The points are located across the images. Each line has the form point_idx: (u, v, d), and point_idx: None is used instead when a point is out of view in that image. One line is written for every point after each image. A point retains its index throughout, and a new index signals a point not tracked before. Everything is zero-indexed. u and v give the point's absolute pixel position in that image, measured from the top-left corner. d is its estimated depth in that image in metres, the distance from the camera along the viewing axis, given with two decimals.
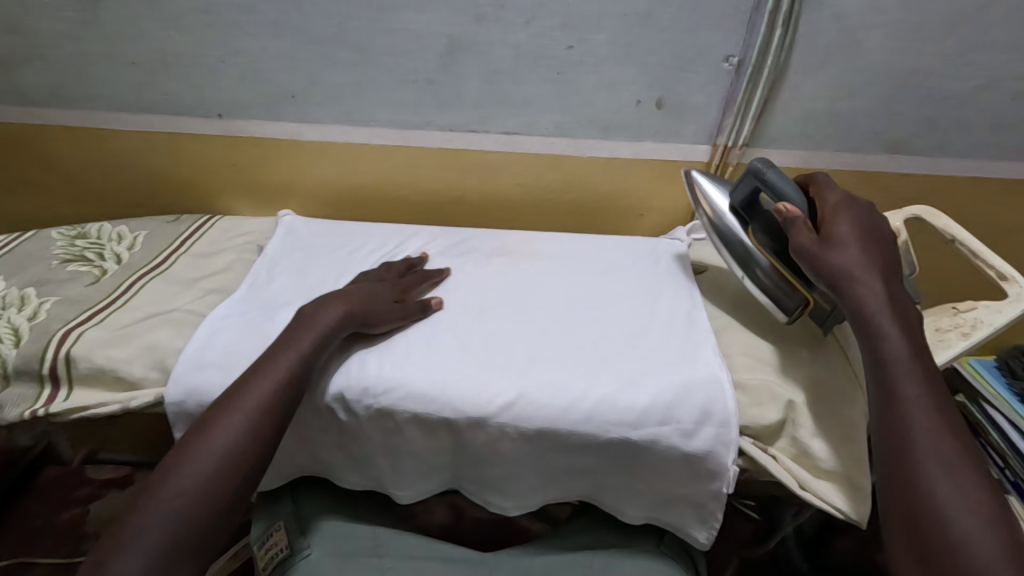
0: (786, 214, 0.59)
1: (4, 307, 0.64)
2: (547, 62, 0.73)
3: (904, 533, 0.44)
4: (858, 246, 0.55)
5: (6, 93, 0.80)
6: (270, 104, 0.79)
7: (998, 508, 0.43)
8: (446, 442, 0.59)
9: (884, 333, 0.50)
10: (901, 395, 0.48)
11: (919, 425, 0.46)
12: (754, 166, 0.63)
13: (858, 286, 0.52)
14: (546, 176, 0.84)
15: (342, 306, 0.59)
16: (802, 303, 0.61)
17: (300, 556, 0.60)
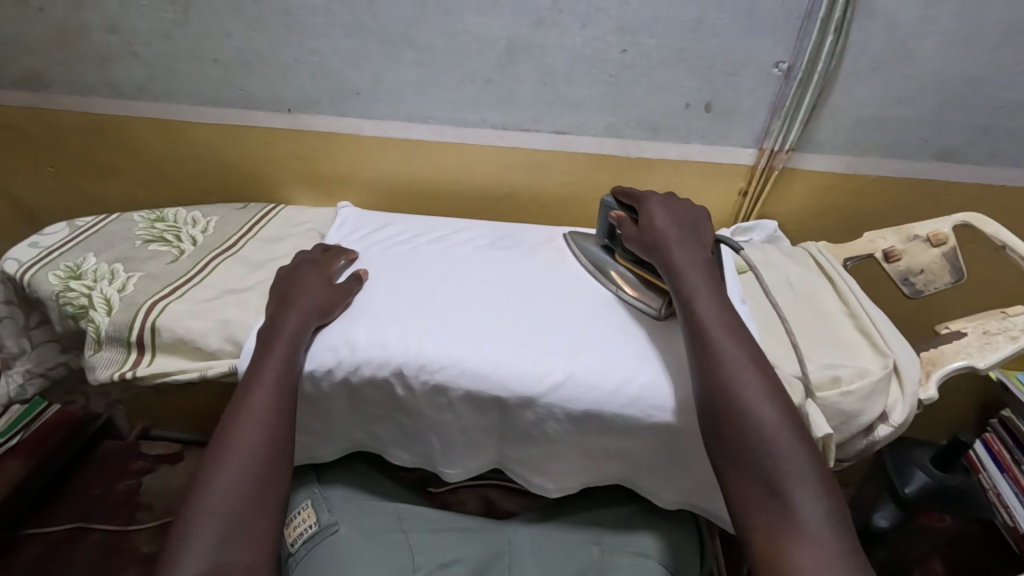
0: (621, 219, 0.71)
1: (96, 280, 0.71)
2: (600, 65, 0.76)
3: (741, 470, 0.49)
4: (673, 223, 0.67)
5: (99, 86, 0.87)
6: (336, 101, 0.84)
7: (786, 397, 0.52)
8: (495, 420, 0.62)
9: (689, 281, 0.60)
10: (728, 352, 0.54)
11: (726, 344, 0.55)
12: (604, 199, 0.74)
13: (671, 249, 0.63)
14: (593, 175, 0.87)
15: (298, 309, 0.63)
16: (662, 296, 0.65)
17: (329, 530, 0.62)
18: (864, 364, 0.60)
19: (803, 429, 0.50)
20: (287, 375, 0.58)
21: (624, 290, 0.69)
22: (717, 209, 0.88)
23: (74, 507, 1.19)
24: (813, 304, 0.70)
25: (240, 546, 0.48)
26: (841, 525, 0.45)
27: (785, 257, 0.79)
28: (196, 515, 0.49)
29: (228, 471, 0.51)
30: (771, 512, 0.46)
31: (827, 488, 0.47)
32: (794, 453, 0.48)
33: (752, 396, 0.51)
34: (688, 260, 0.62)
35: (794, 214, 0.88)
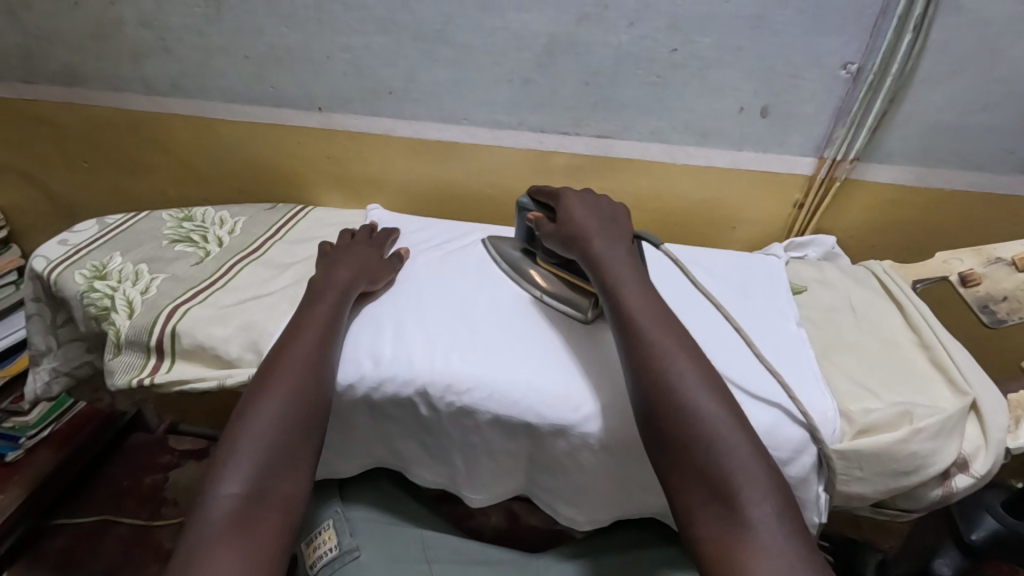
0: (537, 220, 0.65)
1: (120, 281, 0.70)
2: (647, 65, 0.71)
3: (683, 472, 0.45)
4: (592, 216, 0.62)
5: (132, 81, 0.86)
6: (368, 99, 0.80)
7: (729, 393, 0.48)
8: (524, 445, 0.58)
9: (617, 276, 0.56)
10: (653, 346, 0.51)
11: (658, 339, 0.51)
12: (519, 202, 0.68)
13: (590, 245, 0.59)
14: (635, 183, 0.82)
15: (349, 270, 0.65)
16: (589, 297, 0.62)
17: (350, 556, 0.59)
18: (941, 405, 0.54)
19: (748, 426, 0.46)
20: (333, 325, 0.58)
21: (548, 294, 0.65)
22: (770, 221, 0.82)
23: (103, 501, 1.21)
24: (876, 329, 0.64)
25: (282, 473, 0.48)
26: (795, 526, 0.41)
27: (846, 275, 0.73)
28: (241, 437, 0.48)
29: (274, 401, 0.51)
30: (715, 517, 0.42)
31: (778, 485, 0.43)
32: (737, 449, 0.44)
33: (694, 395, 0.47)
34: (613, 255, 0.58)
35: (856, 230, 0.81)
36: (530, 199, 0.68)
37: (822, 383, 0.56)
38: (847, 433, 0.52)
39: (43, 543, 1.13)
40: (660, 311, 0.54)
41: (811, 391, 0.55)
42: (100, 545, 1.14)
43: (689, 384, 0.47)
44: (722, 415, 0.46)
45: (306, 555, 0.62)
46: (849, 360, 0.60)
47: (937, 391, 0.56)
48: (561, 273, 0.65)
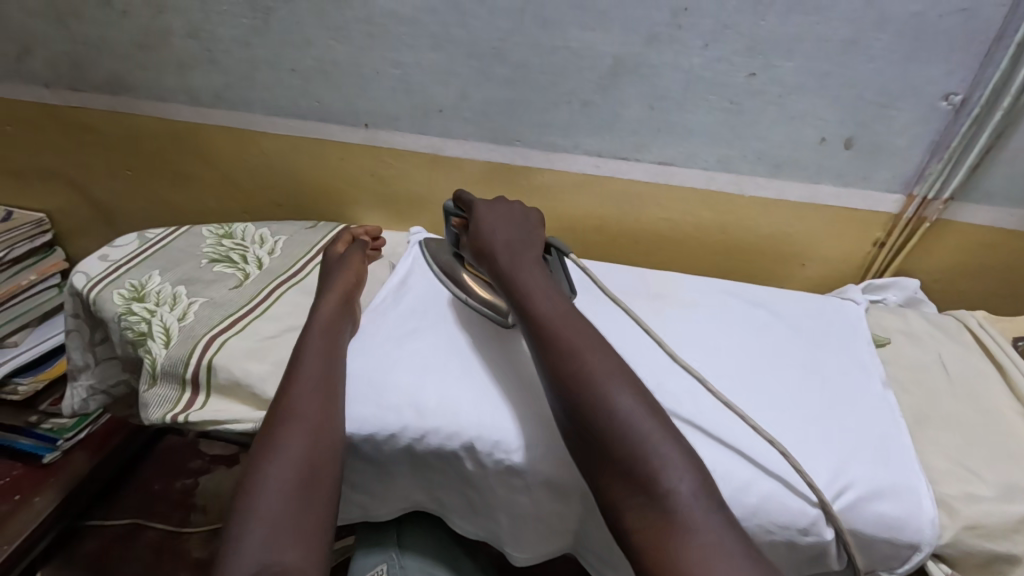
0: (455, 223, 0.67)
1: (157, 305, 0.68)
2: (721, 90, 0.65)
3: (608, 469, 0.43)
4: (499, 218, 0.62)
5: (176, 92, 0.84)
6: (417, 117, 0.77)
7: (638, 379, 0.48)
8: (575, 507, 0.54)
9: (527, 277, 0.55)
10: (562, 344, 0.49)
11: (567, 335, 0.49)
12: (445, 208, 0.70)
13: (496, 253, 0.58)
14: (697, 214, 0.76)
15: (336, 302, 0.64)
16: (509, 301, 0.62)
17: None
18: None
19: (659, 411, 0.46)
20: (334, 367, 0.56)
21: (473, 296, 0.65)
22: (843, 261, 0.75)
23: (134, 504, 1.21)
24: (976, 400, 0.57)
25: (288, 541, 0.43)
26: (715, 504, 0.41)
27: (933, 327, 0.66)
28: (242, 511, 0.45)
29: (273, 468, 0.48)
30: (638, 507, 0.41)
31: (693, 464, 0.43)
32: (653, 434, 0.43)
33: (604, 387, 0.45)
34: (522, 257, 0.57)
35: (943, 274, 0.73)
36: (452, 203, 0.69)
37: (916, 463, 0.50)
38: (948, 528, 0.47)
39: (75, 545, 1.14)
40: (567, 307, 0.53)
41: (901, 469, 0.49)
42: (131, 551, 1.13)
43: (598, 376, 0.46)
44: (635, 402, 0.45)
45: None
46: (944, 433, 0.54)
47: None
48: (486, 278, 0.65)
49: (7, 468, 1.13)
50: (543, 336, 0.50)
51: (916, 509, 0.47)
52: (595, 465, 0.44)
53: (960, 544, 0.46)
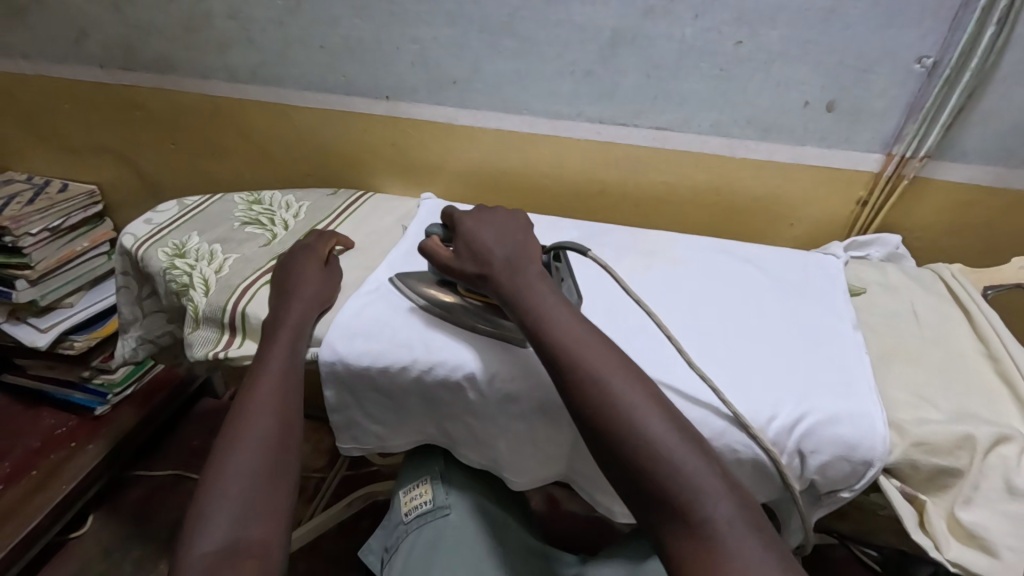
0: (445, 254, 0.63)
1: (196, 260, 0.76)
2: (711, 58, 0.71)
3: (646, 494, 0.44)
4: (497, 241, 0.61)
5: (218, 70, 0.93)
6: (433, 89, 0.84)
7: (669, 403, 0.49)
8: (566, 435, 0.60)
9: (536, 301, 0.55)
10: (590, 370, 0.49)
11: (595, 359, 0.50)
12: (426, 234, 0.67)
13: (500, 279, 0.58)
14: (692, 176, 0.81)
15: (300, 300, 0.66)
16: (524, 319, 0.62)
17: (439, 512, 0.65)
18: (1005, 424, 0.52)
19: (697, 433, 0.46)
20: (293, 360, 0.61)
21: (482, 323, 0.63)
22: (829, 221, 0.80)
23: (174, 458, 1.32)
24: (943, 342, 0.62)
25: (255, 523, 0.49)
26: (753, 530, 0.41)
27: (909, 279, 0.71)
28: (208, 496, 0.50)
29: (240, 455, 0.53)
30: (676, 533, 0.42)
31: (733, 489, 0.43)
32: (688, 463, 0.44)
33: (641, 410, 0.46)
34: (528, 280, 0.57)
35: (924, 230, 0.78)
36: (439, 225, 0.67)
37: (877, 396, 0.55)
38: (898, 446, 0.52)
39: (122, 493, 1.24)
40: (591, 333, 0.53)
41: (861, 396, 0.55)
42: (171, 499, 1.23)
43: (628, 405, 0.47)
44: (668, 428, 0.46)
45: (402, 502, 0.70)
46: (906, 368, 0.59)
47: (999, 403, 0.55)
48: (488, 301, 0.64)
49: (63, 420, 1.25)
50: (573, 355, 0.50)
51: (870, 430, 0.53)
52: (632, 490, 0.45)
53: (910, 461, 0.52)
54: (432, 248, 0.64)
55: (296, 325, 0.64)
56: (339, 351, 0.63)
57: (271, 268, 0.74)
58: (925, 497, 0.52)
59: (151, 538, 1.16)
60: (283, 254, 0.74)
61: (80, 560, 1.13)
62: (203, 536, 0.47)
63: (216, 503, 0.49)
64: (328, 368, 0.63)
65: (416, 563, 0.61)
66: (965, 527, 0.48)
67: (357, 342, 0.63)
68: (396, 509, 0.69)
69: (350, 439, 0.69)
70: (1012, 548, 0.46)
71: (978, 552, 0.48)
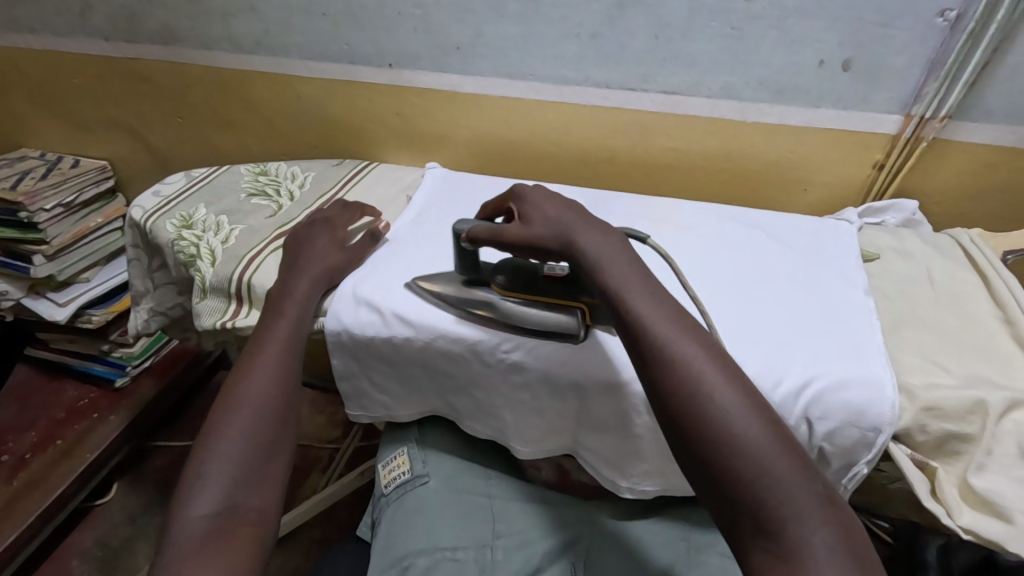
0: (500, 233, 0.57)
1: (203, 231, 0.77)
2: (722, 16, 0.68)
3: (734, 507, 0.40)
4: (561, 207, 0.57)
5: (221, 41, 0.92)
6: (437, 55, 0.82)
7: (766, 403, 0.43)
8: (572, 402, 0.60)
9: (620, 277, 0.50)
10: (681, 359, 0.44)
11: (688, 349, 0.44)
12: (456, 231, 0.60)
13: (579, 249, 0.53)
14: (703, 141, 0.79)
15: (309, 271, 0.66)
16: (577, 314, 0.59)
17: (419, 481, 0.67)
18: (1020, 390, 0.51)
19: (796, 444, 0.41)
20: (298, 332, 0.62)
21: (526, 323, 0.60)
22: (844, 186, 0.78)
23: (193, 428, 1.35)
24: (959, 307, 0.60)
25: (252, 490, 0.50)
26: (855, 562, 0.36)
27: (926, 244, 0.69)
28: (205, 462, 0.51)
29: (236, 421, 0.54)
30: (765, 553, 0.38)
31: (832, 513, 0.38)
32: (785, 477, 0.39)
33: (727, 415, 0.41)
34: (609, 251, 0.52)
35: (942, 195, 0.75)
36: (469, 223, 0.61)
37: (888, 359, 0.54)
38: (907, 410, 0.51)
39: (144, 462, 1.28)
40: (682, 320, 0.47)
41: (871, 363, 0.54)
42: None
43: (722, 403, 0.42)
44: (764, 433, 0.40)
45: (381, 475, 0.70)
46: (919, 333, 0.58)
47: (1011, 367, 0.54)
48: (532, 297, 0.61)
49: (85, 392, 1.28)
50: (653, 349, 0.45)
51: (880, 395, 0.52)
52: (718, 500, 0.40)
53: (920, 426, 0.51)
54: (484, 233, 0.58)
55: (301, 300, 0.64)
56: (344, 321, 0.63)
57: (275, 240, 0.75)
58: (936, 464, 0.51)
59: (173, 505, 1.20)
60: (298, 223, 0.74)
61: (107, 525, 1.17)
62: (197, 500, 0.48)
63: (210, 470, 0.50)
64: (334, 338, 0.64)
65: (398, 529, 0.63)
66: (979, 495, 0.48)
67: (362, 312, 0.64)
68: (376, 483, 0.70)
69: (359, 408, 0.70)
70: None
71: (991, 519, 0.47)
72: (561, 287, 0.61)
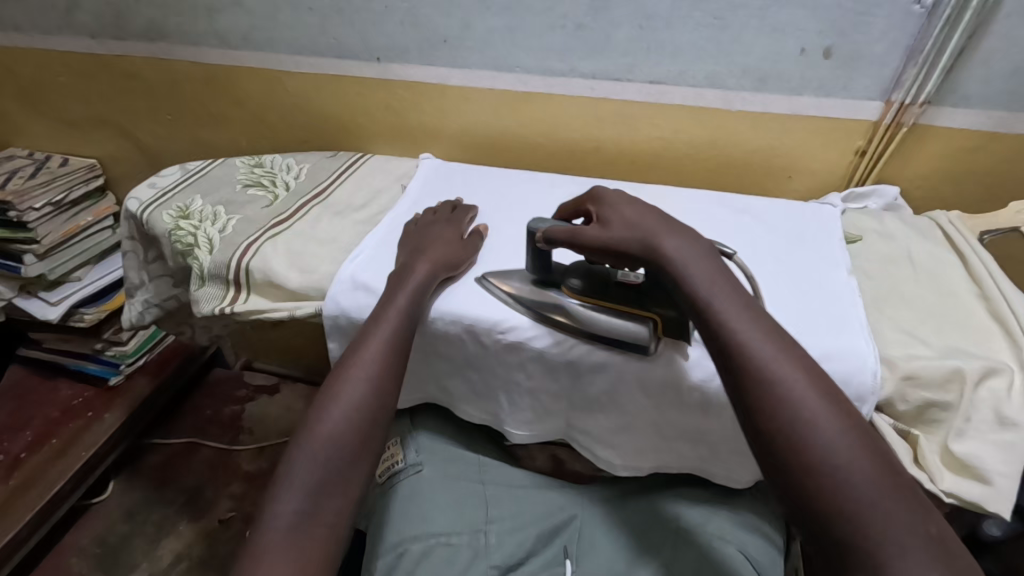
0: (575, 238, 0.56)
1: (200, 220, 0.77)
2: (704, 5, 0.69)
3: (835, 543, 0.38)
4: (642, 210, 0.55)
5: (209, 37, 0.92)
6: (425, 49, 0.83)
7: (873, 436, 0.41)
8: (565, 384, 0.61)
9: (711, 290, 0.48)
10: (777, 383, 0.43)
11: (787, 374, 0.43)
12: (530, 231, 0.59)
13: (664, 252, 0.51)
14: (689, 130, 0.80)
15: (427, 263, 0.62)
16: (648, 324, 0.56)
17: (412, 470, 0.68)
18: (995, 359, 0.52)
19: (905, 482, 0.39)
20: (406, 326, 0.58)
21: (594, 330, 0.57)
22: (828, 172, 0.79)
23: (191, 424, 1.35)
24: (936, 284, 0.62)
25: (328, 494, 0.49)
26: None
27: (906, 226, 0.70)
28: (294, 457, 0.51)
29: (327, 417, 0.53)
30: None
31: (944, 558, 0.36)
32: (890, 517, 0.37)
33: (830, 447, 0.40)
34: (694, 257, 0.50)
35: (922, 179, 0.77)
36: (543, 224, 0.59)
37: (870, 333, 0.56)
38: (888, 380, 0.53)
39: (141, 459, 1.28)
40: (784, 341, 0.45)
41: (855, 338, 0.55)
42: (189, 464, 1.27)
43: (822, 434, 0.40)
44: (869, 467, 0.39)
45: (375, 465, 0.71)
46: (899, 309, 0.59)
47: (986, 339, 0.55)
48: (605, 303, 0.58)
49: (79, 391, 1.28)
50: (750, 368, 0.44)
51: (865, 366, 0.53)
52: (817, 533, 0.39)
53: (900, 395, 0.52)
54: (560, 236, 0.57)
55: (417, 292, 0.60)
56: (343, 304, 0.64)
57: (271, 228, 0.75)
58: (917, 432, 0.53)
59: (171, 500, 1.20)
60: (412, 217, 0.73)
61: (105, 523, 1.17)
62: (281, 498, 0.49)
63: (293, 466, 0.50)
64: (332, 321, 0.65)
65: (393, 517, 0.64)
66: (958, 458, 0.49)
67: (360, 295, 0.64)
68: (370, 473, 0.71)
69: None
70: (1004, 476, 0.47)
71: (970, 481, 0.48)
72: (633, 295, 0.58)
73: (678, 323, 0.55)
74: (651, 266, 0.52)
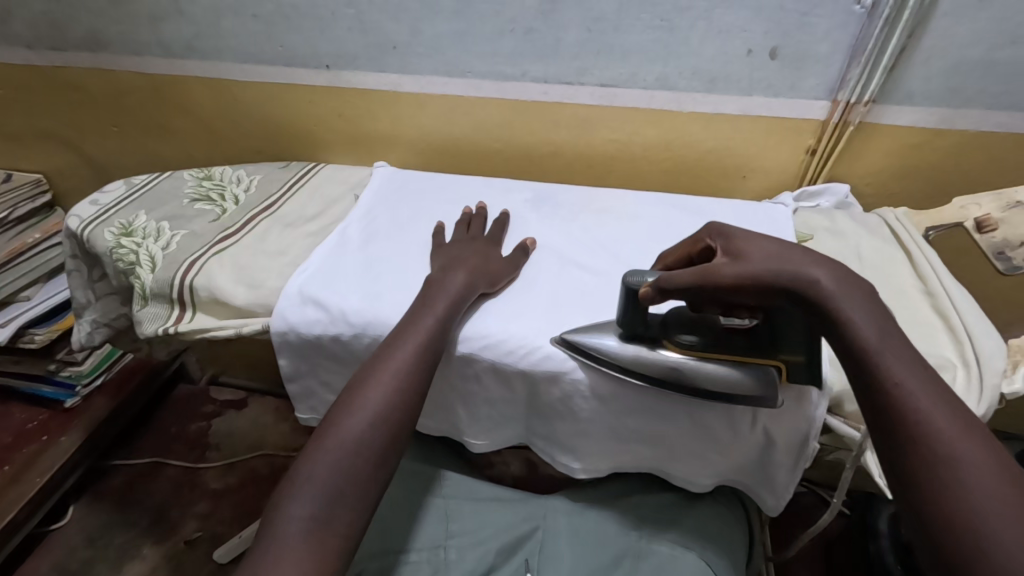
0: (708, 278, 0.48)
1: (143, 238, 0.74)
2: (650, 8, 0.69)
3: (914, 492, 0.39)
4: (779, 243, 0.49)
5: (152, 46, 0.89)
6: (374, 56, 0.81)
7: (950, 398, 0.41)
8: (521, 393, 0.61)
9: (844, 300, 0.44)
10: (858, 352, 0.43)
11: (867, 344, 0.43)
12: (633, 285, 0.53)
13: (819, 284, 0.44)
14: (642, 132, 0.80)
15: (465, 272, 0.61)
16: (775, 371, 0.51)
17: None
18: (939, 354, 0.54)
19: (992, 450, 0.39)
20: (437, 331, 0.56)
21: (722, 387, 0.52)
22: (782, 171, 0.80)
23: (154, 443, 1.31)
24: (884, 280, 0.63)
25: (349, 499, 0.47)
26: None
27: (855, 222, 0.71)
28: (316, 460, 0.49)
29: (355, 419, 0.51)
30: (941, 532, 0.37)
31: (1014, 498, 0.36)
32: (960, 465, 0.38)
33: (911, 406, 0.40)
34: (855, 286, 0.44)
35: (872, 176, 0.78)
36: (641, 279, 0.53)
37: None
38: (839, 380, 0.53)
39: (101, 482, 1.24)
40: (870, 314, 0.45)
41: None
42: (153, 484, 1.23)
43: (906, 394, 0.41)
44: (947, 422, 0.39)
45: None
46: None
47: (933, 335, 0.56)
48: (725, 355, 0.52)
49: (33, 414, 1.23)
50: (896, 408, 0.40)
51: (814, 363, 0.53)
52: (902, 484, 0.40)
53: None
54: (682, 286, 0.49)
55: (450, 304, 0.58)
56: (291, 320, 0.62)
57: (219, 244, 0.73)
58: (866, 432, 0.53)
59: (134, 523, 1.16)
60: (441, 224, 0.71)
61: (64, 549, 1.13)
62: (298, 501, 0.46)
63: (312, 471, 0.48)
64: (280, 338, 0.63)
65: None
66: None
67: (308, 310, 0.63)
68: None
69: (311, 408, 0.70)
70: None
71: None
72: (749, 343, 0.52)
73: (804, 370, 0.51)
74: (801, 304, 0.45)
